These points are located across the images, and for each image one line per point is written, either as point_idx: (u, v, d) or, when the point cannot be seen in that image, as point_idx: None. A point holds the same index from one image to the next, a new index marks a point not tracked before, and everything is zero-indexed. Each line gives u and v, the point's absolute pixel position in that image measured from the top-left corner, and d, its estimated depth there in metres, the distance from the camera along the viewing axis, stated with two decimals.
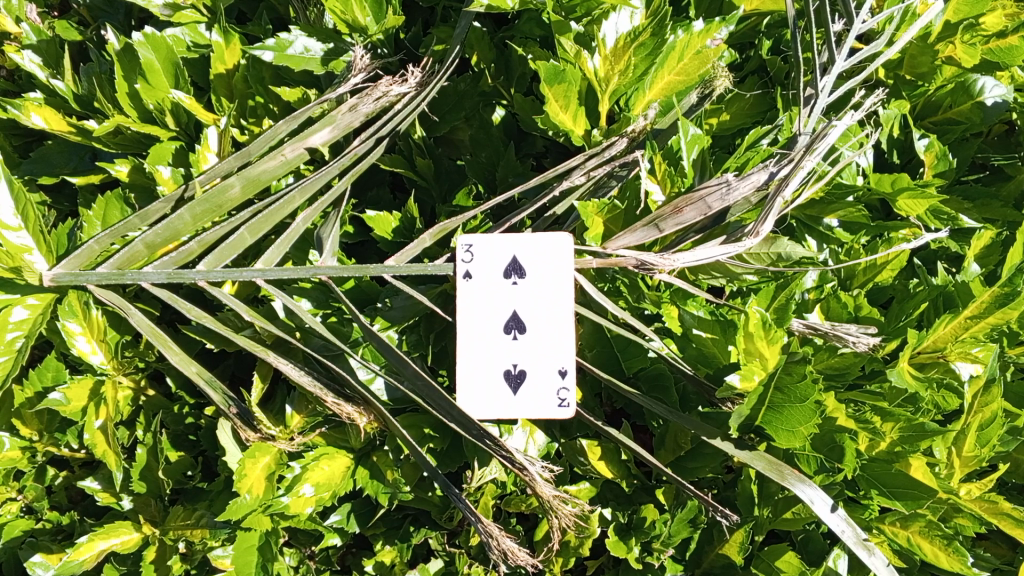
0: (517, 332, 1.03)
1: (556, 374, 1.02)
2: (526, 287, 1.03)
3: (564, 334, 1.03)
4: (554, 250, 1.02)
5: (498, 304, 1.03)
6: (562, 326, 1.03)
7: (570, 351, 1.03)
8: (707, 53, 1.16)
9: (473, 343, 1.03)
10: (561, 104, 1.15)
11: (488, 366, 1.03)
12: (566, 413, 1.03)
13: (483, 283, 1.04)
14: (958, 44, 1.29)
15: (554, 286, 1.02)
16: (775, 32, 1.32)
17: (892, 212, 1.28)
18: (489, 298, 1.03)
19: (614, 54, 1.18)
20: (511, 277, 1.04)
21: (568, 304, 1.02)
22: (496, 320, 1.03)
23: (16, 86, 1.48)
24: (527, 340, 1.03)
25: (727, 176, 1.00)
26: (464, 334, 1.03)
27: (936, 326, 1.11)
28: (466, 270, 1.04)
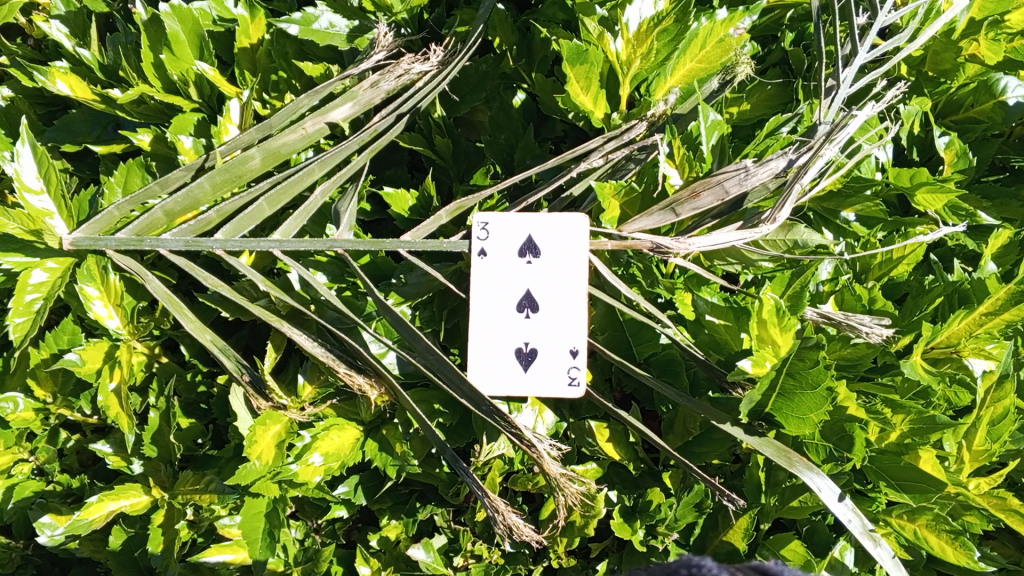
0: (530, 311, 1.04)
1: (567, 354, 1.03)
2: (541, 268, 1.03)
3: (577, 316, 1.03)
4: (571, 230, 1.03)
5: (511, 283, 1.04)
6: (574, 306, 1.03)
7: (583, 332, 1.03)
8: (729, 42, 1.16)
9: (486, 320, 1.04)
10: (582, 85, 1.15)
11: (499, 344, 1.04)
12: (576, 393, 1.04)
13: (498, 261, 1.04)
14: (982, 40, 1.29)
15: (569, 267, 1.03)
16: (799, 25, 1.31)
17: (910, 207, 1.28)
18: (503, 277, 1.04)
19: (637, 38, 1.17)
20: (526, 256, 1.04)
21: (582, 285, 1.03)
22: (510, 299, 1.04)
23: (43, 55, 1.50)
24: (540, 319, 1.03)
25: (746, 162, 1.01)
26: (475, 311, 1.04)
27: (951, 320, 1.10)
28: (481, 247, 1.04)
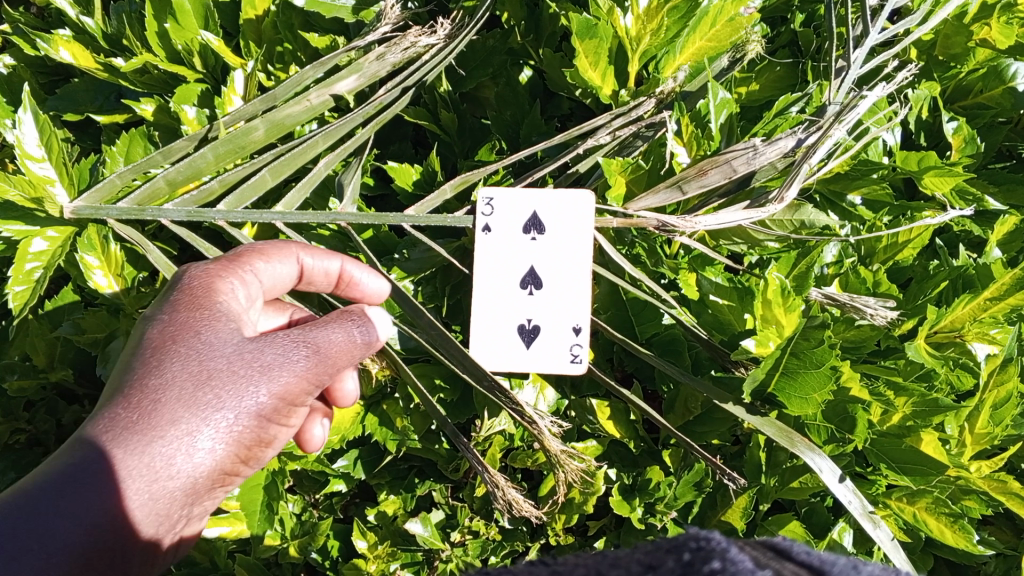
0: (533, 288, 1.09)
1: (569, 331, 1.06)
2: (544, 243, 1.08)
3: (580, 293, 1.07)
4: (576, 207, 1.06)
5: (515, 258, 1.10)
6: (578, 284, 1.07)
7: (586, 309, 1.07)
8: (739, 21, 1.14)
9: (492, 295, 1.09)
10: (591, 60, 1.15)
11: (501, 317, 1.09)
12: (578, 369, 1.06)
13: (503, 237, 1.08)
14: (994, 24, 1.28)
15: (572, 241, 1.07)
16: (809, 7, 1.30)
17: (916, 192, 1.28)
18: (507, 252, 1.09)
19: (647, 15, 1.15)
20: (530, 233, 1.10)
21: (586, 262, 1.07)
22: (512, 273, 1.10)
23: (46, 23, 1.49)
24: (543, 296, 1.08)
25: (754, 140, 1.00)
26: (480, 285, 1.09)
27: (955, 304, 1.10)
28: (486, 223, 1.08)
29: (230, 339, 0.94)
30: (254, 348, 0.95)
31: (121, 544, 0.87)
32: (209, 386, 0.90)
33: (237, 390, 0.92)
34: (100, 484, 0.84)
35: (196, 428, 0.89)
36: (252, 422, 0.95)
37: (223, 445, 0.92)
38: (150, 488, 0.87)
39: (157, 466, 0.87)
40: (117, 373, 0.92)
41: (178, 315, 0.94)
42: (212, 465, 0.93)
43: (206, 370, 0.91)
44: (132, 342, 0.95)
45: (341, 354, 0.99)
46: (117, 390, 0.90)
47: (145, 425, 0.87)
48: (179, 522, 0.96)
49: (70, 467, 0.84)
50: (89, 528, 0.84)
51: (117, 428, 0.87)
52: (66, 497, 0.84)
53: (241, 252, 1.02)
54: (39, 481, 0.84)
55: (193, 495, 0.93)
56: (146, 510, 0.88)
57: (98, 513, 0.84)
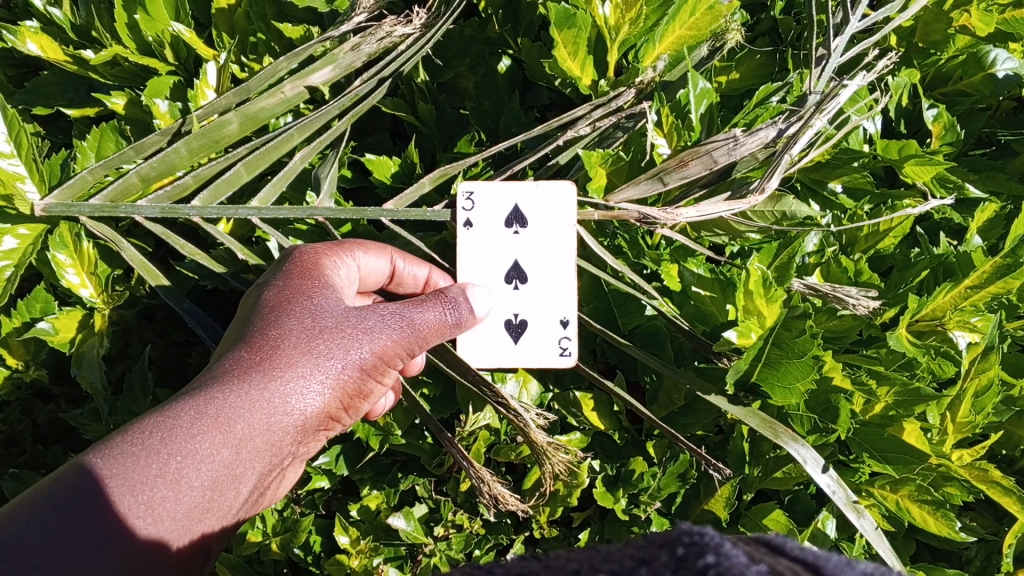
0: (518, 282, 1.11)
1: (555, 324, 1.05)
2: (525, 236, 1.09)
3: (565, 285, 1.07)
4: (554, 196, 1.07)
5: (500, 251, 1.10)
6: (562, 276, 1.07)
7: (572, 301, 1.06)
8: (719, 9, 1.12)
9: (477, 291, 1.11)
10: (569, 49, 1.13)
11: (488, 311, 1.10)
12: (566, 362, 1.05)
13: (484, 231, 1.09)
14: (973, 11, 1.27)
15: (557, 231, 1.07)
16: None
17: (897, 180, 1.27)
18: (490, 246, 1.09)
19: (625, 3, 1.14)
20: (514, 226, 1.10)
21: (569, 253, 1.06)
22: (498, 267, 1.11)
23: (13, 14, 1.45)
24: (527, 289, 1.10)
25: (735, 131, 0.98)
26: (465, 280, 1.10)
27: (937, 293, 1.09)
28: (467, 218, 1.09)
29: (332, 299, 0.95)
30: (362, 311, 0.96)
31: (221, 490, 0.84)
32: (318, 336, 0.91)
33: (344, 342, 0.93)
34: (210, 421, 0.83)
35: (303, 371, 0.89)
36: (358, 374, 0.94)
37: (322, 397, 0.91)
38: (253, 429, 0.85)
39: (270, 407, 0.87)
40: (241, 326, 0.94)
41: (307, 279, 0.96)
42: (310, 417, 0.91)
43: (319, 325, 0.92)
44: (247, 309, 0.96)
45: (434, 330, 0.98)
46: (242, 337, 0.91)
47: (267, 364, 0.88)
48: (267, 484, 0.92)
49: (180, 404, 0.84)
50: (190, 466, 0.81)
51: (244, 367, 0.88)
52: (193, 433, 0.82)
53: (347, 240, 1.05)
54: (149, 415, 0.84)
55: (285, 447, 0.91)
56: (251, 454, 0.86)
57: (209, 454, 0.82)
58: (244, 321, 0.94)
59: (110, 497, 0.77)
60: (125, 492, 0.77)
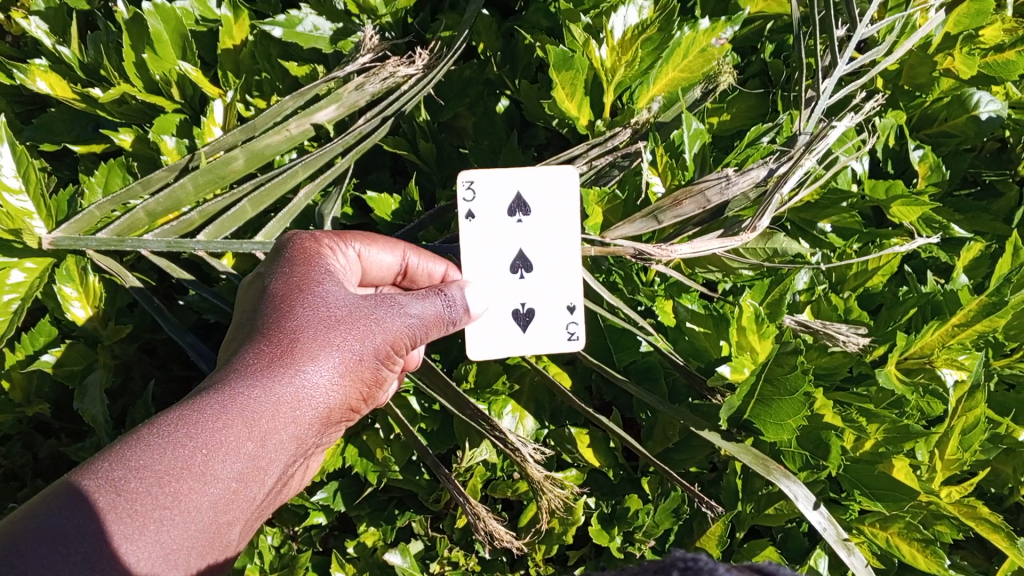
0: (523, 272, 1.12)
1: (564, 309, 1.08)
2: (530, 224, 1.10)
3: (571, 272, 1.09)
4: (558, 182, 1.10)
5: (505, 240, 1.12)
6: (566, 262, 1.09)
7: (579, 287, 1.09)
8: (711, 51, 1.17)
9: (483, 281, 1.12)
10: (567, 92, 1.16)
11: (493, 302, 1.11)
12: (576, 346, 1.08)
13: (487, 220, 1.11)
14: (957, 55, 1.31)
15: (561, 216, 1.10)
16: (779, 37, 1.33)
17: (885, 220, 1.31)
18: (494, 233, 1.11)
19: (621, 45, 1.19)
20: (517, 214, 1.11)
21: (574, 239, 1.09)
22: (502, 254, 1.12)
23: (22, 52, 1.49)
24: (533, 278, 1.11)
25: (727, 171, 1.03)
26: (468, 273, 1.11)
27: (924, 332, 1.12)
28: (469, 208, 1.10)
29: (343, 288, 0.98)
30: (370, 304, 0.98)
31: (247, 483, 0.86)
32: (336, 328, 0.93)
33: (358, 333, 0.95)
34: (237, 413, 0.85)
35: (323, 362, 0.92)
36: (373, 366, 0.97)
37: (340, 389, 0.93)
38: (277, 421, 0.88)
39: (292, 398, 0.89)
40: (250, 315, 0.96)
41: (316, 268, 0.97)
42: (329, 410, 0.93)
43: (335, 314, 0.94)
44: (254, 299, 0.97)
45: (435, 321, 1.02)
46: (257, 328, 0.92)
47: (289, 355, 0.90)
48: (282, 479, 0.94)
49: (204, 395, 0.86)
50: (219, 458, 0.83)
51: (265, 361, 0.89)
52: (219, 427, 0.84)
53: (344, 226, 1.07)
54: (172, 409, 0.85)
55: (305, 440, 0.93)
56: (275, 447, 0.88)
57: (236, 446, 0.84)
58: (257, 309, 0.95)
59: (138, 488, 0.78)
60: (155, 485, 0.79)
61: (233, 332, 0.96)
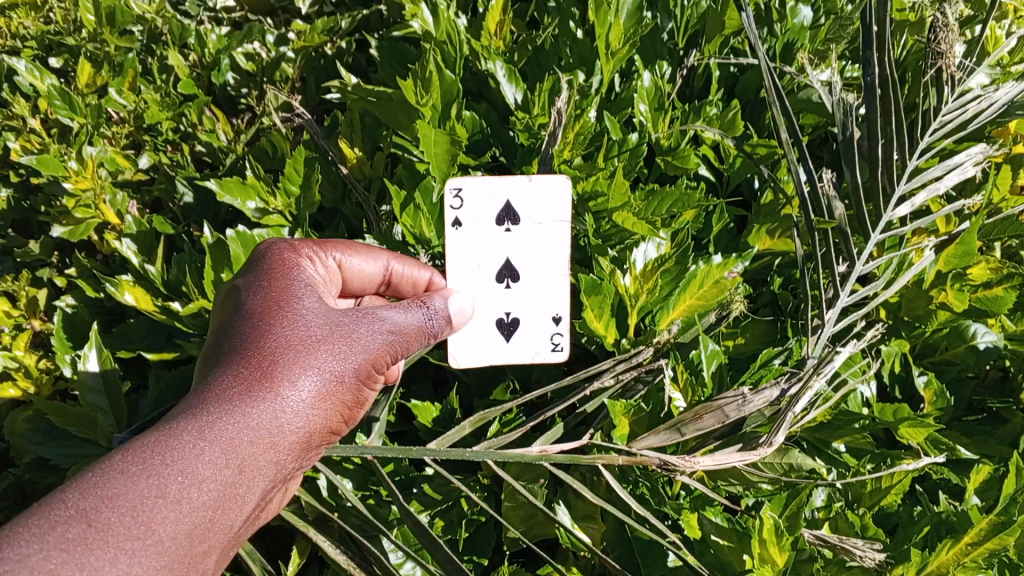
0: (509, 282, 1.33)
1: (551, 320, 1.31)
2: (518, 232, 1.30)
3: (555, 288, 1.31)
4: (552, 191, 1.29)
5: (492, 249, 1.31)
6: (548, 275, 1.31)
7: (563, 301, 1.32)
8: (724, 283, 1.32)
9: (473, 292, 1.32)
10: (595, 313, 1.30)
11: (480, 292, 1.32)
12: (560, 356, 1.32)
13: (479, 228, 1.30)
14: (949, 290, 1.43)
15: (542, 225, 1.30)
16: (786, 270, 1.50)
17: (896, 441, 1.39)
18: (483, 243, 1.31)
19: (642, 276, 1.35)
20: (506, 224, 1.30)
21: (562, 254, 1.31)
22: (491, 260, 1.32)
23: (112, 268, 1.69)
24: (518, 286, 1.32)
25: (743, 389, 1.11)
26: (461, 282, 1.32)
27: (938, 550, 1.17)
28: (458, 216, 1.30)
29: (317, 314, 1.13)
30: (347, 322, 1.15)
31: (227, 499, 0.97)
32: (308, 353, 1.08)
33: (333, 354, 1.10)
34: (218, 437, 0.97)
35: (301, 385, 1.06)
36: (349, 387, 1.12)
37: (315, 409, 1.07)
38: (256, 442, 1.00)
39: (274, 420, 1.03)
40: (228, 338, 1.10)
41: (295, 295, 1.14)
42: (304, 433, 1.06)
43: (308, 344, 1.09)
44: (230, 327, 1.11)
45: (414, 332, 1.20)
46: (234, 360, 1.06)
47: (267, 384, 1.03)
48: (262, 503, 1.06)
49: (186, 422, 0.97)
50: (200, 477, 0.95)
51: (246, 382, 1.03)
52: (198, 453, 0.95)
53: (319, 242, 1.30)
54: (151, 434, 0.96)
55: (285, 463, 1.06)
56: (255, 468, 1.00)
57: (215, 471, 0.96)
58: (231, 344, 1.09)
59: (111, 517, 0.87)
60: (138, 509, 0.89)
61: (208, 362, 1.09)
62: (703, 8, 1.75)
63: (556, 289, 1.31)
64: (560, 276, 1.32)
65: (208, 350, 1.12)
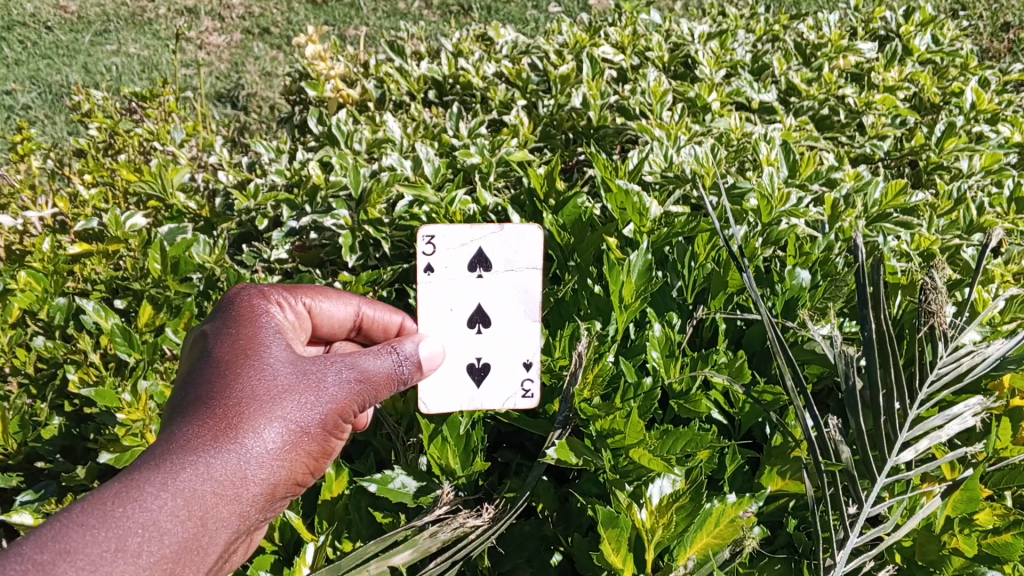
0: (482, 327, 1.57)
1: (521, 364, 1.59)
2: (488, 278, 1.53)
3: (523, 336, 1.58)
4: (521, 239, 1.52)
5: (468, 293, 1.54)
6: (514, 324, 1.57)
7: (533, 350, 1.59)
8: (738, 522, 1.36)
9: (448, 335, 1.57)
10: (613, 546, 1.34)
11: (454, 333, 1.57)
12: (531, 401, 1.61)
13: (452, 276, 1.53)
14: (959, 534, 1.47)
15: (513, 272, 1.54)
16: (801, 512, 1.56)
17: None
18: (456, 285, 1.53)
19: (658, 510, 1.43)
20: (477, 271, 1.53)
21: (531, 296, 1.56)
22: (461, 305, 1.56)
23: None
24: (488, 330, 1.57)
25: None
26: (438, 324, 1.57)
27: None
28: (431, 262, 1.52)
29: (278, 367, 1.43)
30: (306, 373, 1.45)
31: (189, 542, 1.25)
32: (271, 406, 1.38)
33: (289, 408, 1.39)
34: (179, 488, 1.25)
35: (261, 435, 1.35)
36: (307, 437, 1.42)
37: (276, 458, 1.37)
38: (217, 492, 1.29)
39: (236, 467, 1.32)
40: (201, 388, 1.39)
41: (263, 352, 1.44)
42: (265, 481, 1.36)
43: (270, 397, 1.38)
44: (200, 379, 1.41)
45: (381, 377, 1.51)
46: (201, 415, 1.34)
47: (228, 438, 1.32)
48: (229, 547, 1.36)
49: (153, 476, 1.25)
50: (159, 528, 1.22)
51: (210, 433, 1.32)
52: (161, 498, 1.23)
53: (294, 292, 1.65)
54: (116, 483, 1.24)
55: (248, 509, 1.35)
56: (214, 518, 1.29)
57: (178, 515, 1.24)
58: (199, 397, 1.37)
59: (75, 564, 1.14)
60: (101, 561, 1.16)
61: (177, 410, 1.38)
62: (708, 270, 1.96)
63: (518, 341, 1.58)
64: (530, 318, 1.57)
65: (181, 396, 1.41)
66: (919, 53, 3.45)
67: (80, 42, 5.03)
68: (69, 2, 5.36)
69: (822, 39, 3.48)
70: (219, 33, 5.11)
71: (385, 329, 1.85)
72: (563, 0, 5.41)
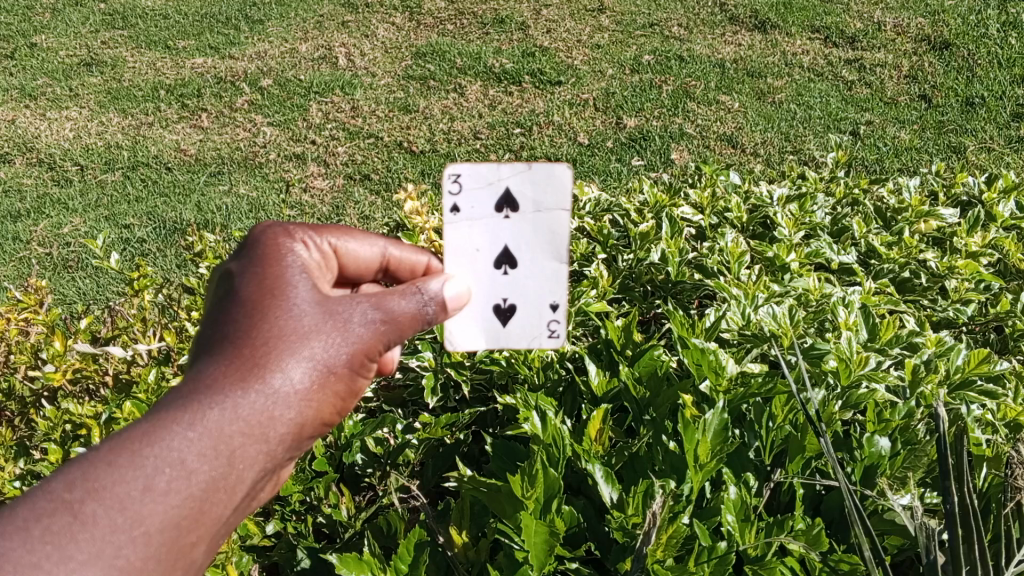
0: (509, 269, 1.77)
1: (549, 305, 1.81)
2: (515, 217, 1.71)
3: (549, 276, 1.78)
4: (548, 178, 1.68)
5: (498, 234, 1.73)
6: (539, 264, 1.75)
7: (559, 293, 1.80)
8: None
9: (479, 279, 1.77)
10: None
11: (479, 275, 1.77)
12: (555, 340, 1.84)
13: (482, 215, 1.71)
14: None
15: (541, 213, 1.71)
16: None
17: None
18: (488, 226, 1.72)
19: None
20: (504, 212, 1.71)
21: (558, 241, 1.74)
22: (488, 247, 1.75)
23: None
24: (516, 271, 1.76)
25: None
26: (468, 265, 1.76)
27: None
28: (456, 201, 1.70)
29: (303, 308, 1.52)
30: (330, 314, 1.54)
31: (217, 481, 1.33)
32: (298, 345, 1.47)
33: (313, 349, 1.48)
34: (206, 427, 1.33)
35: (286, 375, 1.44)
36: (331, 376, 1.51)
37: (303, 397, 1.46)
38: (244, 432, 1.37)
39: (262, 405, 1.40)
40: (227, 323, 1.48)
41: (289, 291, 1.54)
42: (291, 421, 1.44)
43: (297, 337, 1.48)
44: (227, 318, 1.49)
45: (407, 318, 1.64)
46: (230, 355, 1.43)
47: (255, 377, 1.41)
48: (256, 488, 1.43)
49: (181, 416, 1.33)
50: (187, 468, 1.30)
51: (235, 373, 1.40)
52: (190, 437, 1.31)
53: (317, 231, 1.74)
54: (146, 420, 1.32)
55: (275, 450, 1.43)
56: (241, 457, 1.37)
57: (205, 452, 1.32)
58: (225, 333, 1.46)
59: (107, 498, 1.22)
60: (132, 498, 1.23)
61: (206, 347, 1.46)
62: (786, 432, 1.96)
63: (540, 287, 1.78)
64: (557, 253, 1.75)
65: (209, 332, 1.50)
66: (1005, 221, 3.46)
67: (196, 181, 5.49)
68: (189, 144, 5.87)
69: (902, 203, 3.54)
70: (324, 177, 5.50)
71: (411, 270, 1.96)
72: (645, 154, 5.66)
